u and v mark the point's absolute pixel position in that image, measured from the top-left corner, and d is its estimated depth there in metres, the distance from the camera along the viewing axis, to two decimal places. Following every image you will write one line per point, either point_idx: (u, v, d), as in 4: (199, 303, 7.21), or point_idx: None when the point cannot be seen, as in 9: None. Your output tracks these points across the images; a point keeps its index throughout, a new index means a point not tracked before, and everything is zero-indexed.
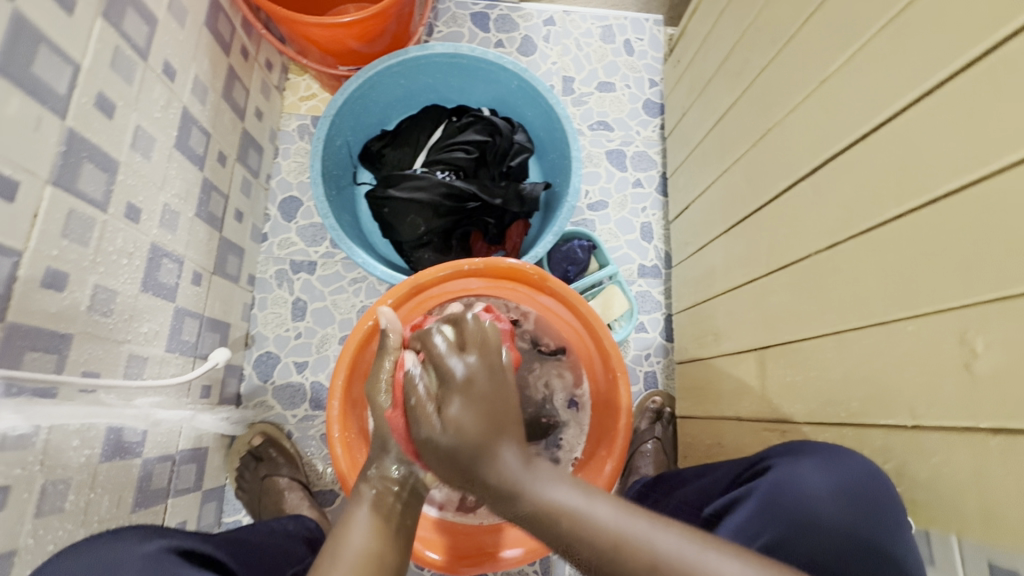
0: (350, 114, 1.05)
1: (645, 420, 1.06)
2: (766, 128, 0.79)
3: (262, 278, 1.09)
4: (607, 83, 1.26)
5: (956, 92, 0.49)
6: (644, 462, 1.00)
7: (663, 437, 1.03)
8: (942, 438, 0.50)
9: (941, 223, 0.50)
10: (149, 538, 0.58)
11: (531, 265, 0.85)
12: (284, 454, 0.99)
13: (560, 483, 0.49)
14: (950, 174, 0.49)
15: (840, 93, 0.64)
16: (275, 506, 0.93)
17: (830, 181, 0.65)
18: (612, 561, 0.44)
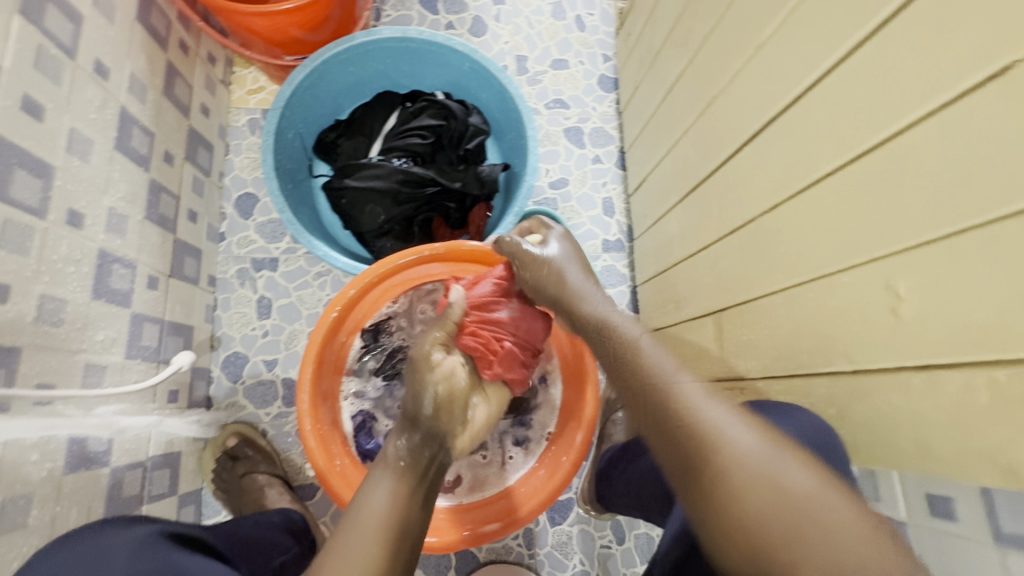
0: (299, 105, 1.02)
1: None
2: (712, 97, 0.81)
3: (223, 279, 1.07)
4: (560, 60, 1.26)
5: (875, 51, 0.51)
6: (616, 429, 1.02)
7: None
8: (876, 381, 0.53)
9: (868, 177, 0.52)
10: (135, 524, 0.59)
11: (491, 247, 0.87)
12: (261, 453, 0.99)
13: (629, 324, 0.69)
14: (874, 129, 0.51)
15: (775, 60, 0.66)
16: (257, 502, 0.92)
17: (771, 144, 0.67)
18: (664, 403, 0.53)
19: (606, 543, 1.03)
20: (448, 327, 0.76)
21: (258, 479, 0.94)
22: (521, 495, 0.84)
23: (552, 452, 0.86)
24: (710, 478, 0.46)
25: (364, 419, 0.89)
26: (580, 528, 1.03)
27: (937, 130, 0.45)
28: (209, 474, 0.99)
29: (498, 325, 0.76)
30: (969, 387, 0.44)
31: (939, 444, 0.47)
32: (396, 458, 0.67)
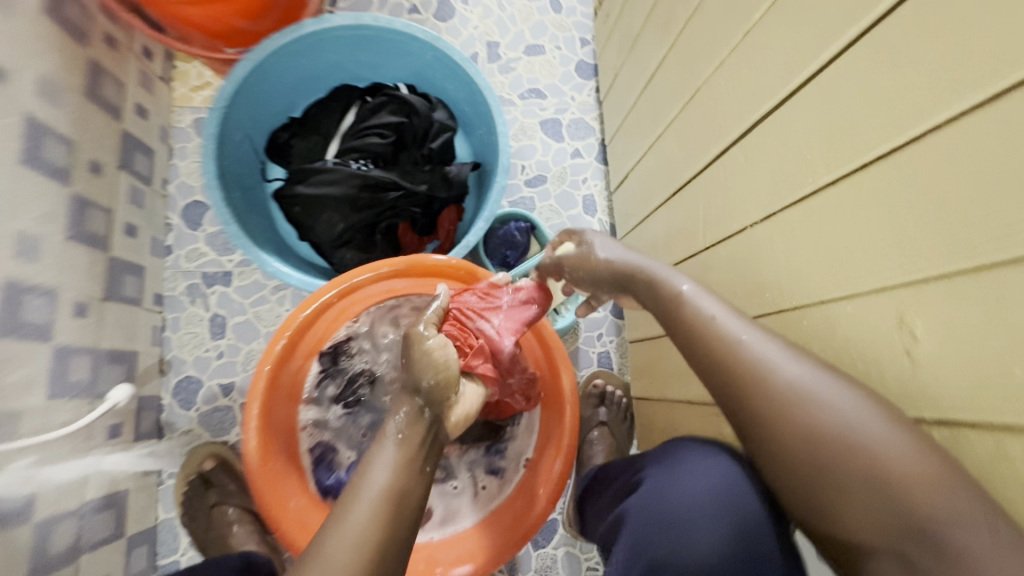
0: (245, 103, 0.92)
1: (589, 406, 1.02)
2: (696, 88, 0.73)
3: (172, 296, 0.99)
4: (535, 45, 1.16)
5: (886, 38, 0.43)
6: (595, 450, 0.95)
7: (608, 420, 1.00)
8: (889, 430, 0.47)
9: (879, 189, 0.44)
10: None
11: (457, 261, 0.81)
12: (238, 483, 0.93)
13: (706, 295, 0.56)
14: (884, 135, 0.43)
15: (765, 46, 0.57)
16: (220, 541, 0.87)
17: (764, 144, 0.58)
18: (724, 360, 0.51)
19: (592, 564, 0.97)
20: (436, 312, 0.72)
21: (228, 514, 0.89)
22: (500, 527, 0.77)
23: (528, 483, 0.79)
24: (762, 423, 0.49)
25: (325, 451, 0.81)
26: (564, 551, 0.97)
27: (964, 137, 0.37)
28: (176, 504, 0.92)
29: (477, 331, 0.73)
30: (1002, 451, 0.38)
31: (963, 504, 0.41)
32: (395, 430, 0.60)
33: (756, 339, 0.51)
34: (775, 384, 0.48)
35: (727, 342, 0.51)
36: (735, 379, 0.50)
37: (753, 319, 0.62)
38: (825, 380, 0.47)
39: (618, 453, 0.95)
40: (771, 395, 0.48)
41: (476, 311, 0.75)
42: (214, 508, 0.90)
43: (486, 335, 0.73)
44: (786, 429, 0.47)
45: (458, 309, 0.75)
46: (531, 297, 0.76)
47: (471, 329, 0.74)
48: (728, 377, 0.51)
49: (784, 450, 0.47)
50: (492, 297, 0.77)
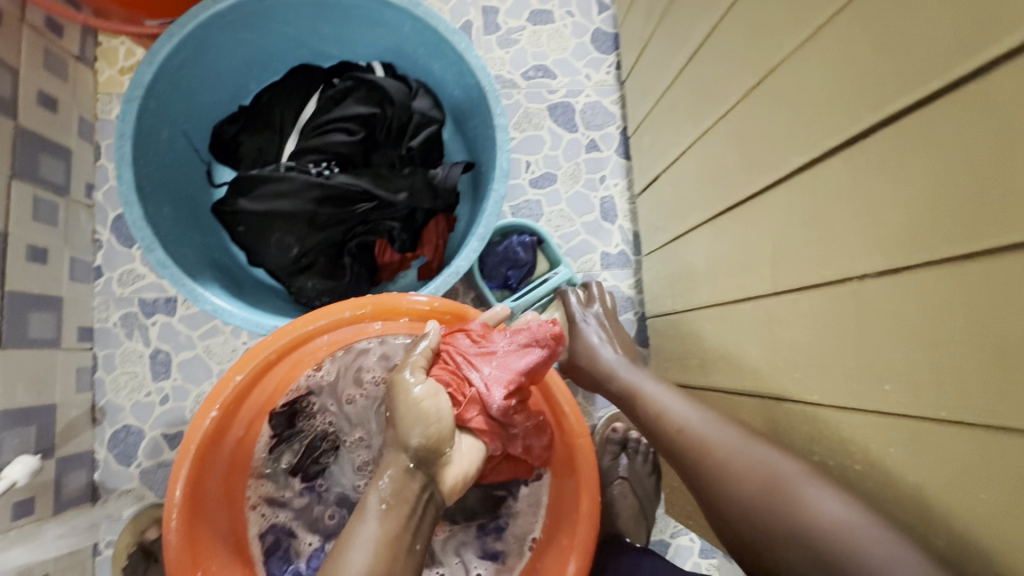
0: (173, 93, 0.73)
1: (608, 455, 0.84)
2: (762, 73, 0.52)
3: (103, 329, 0.82)
4: (542, 11, 0.94)
5: None
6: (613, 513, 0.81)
7: (630, 475, 0.84)
8: None
9: None
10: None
11: (441, 303, 0.64)
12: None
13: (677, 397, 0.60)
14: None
15: (901, 8, 0.37)
16: None
17: (887, 162, 0.39)
18: (694, 452, 0.55)
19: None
20: (418, 361, 0.57)
21: None
22: None
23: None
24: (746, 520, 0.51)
25: (278, 536, 0.65)
26: None
27: None
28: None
29: (468, 384, 0.57)
30: None
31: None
32: (377, 502, 0.50)
33: (696, 422, 0.57)
34: (713, 450, 0.54)
35: (692, 436, 0.56)
36: (678, 452, 0.57)
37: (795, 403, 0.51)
38: (759, 448, 0.52)
39: (642, 518, 0.80)
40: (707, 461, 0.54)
41: (468, 355, 0.58)
42: None
43: (478, 392, 0.56)
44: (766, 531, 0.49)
45: (448, 352, 0.59)
46: (535, 339, 0.57)
47: (461, 382, 0.57)
48: (679, 455, 0.57)
49: (733, 509, 0.52)
50: (489, 340, 0.60)
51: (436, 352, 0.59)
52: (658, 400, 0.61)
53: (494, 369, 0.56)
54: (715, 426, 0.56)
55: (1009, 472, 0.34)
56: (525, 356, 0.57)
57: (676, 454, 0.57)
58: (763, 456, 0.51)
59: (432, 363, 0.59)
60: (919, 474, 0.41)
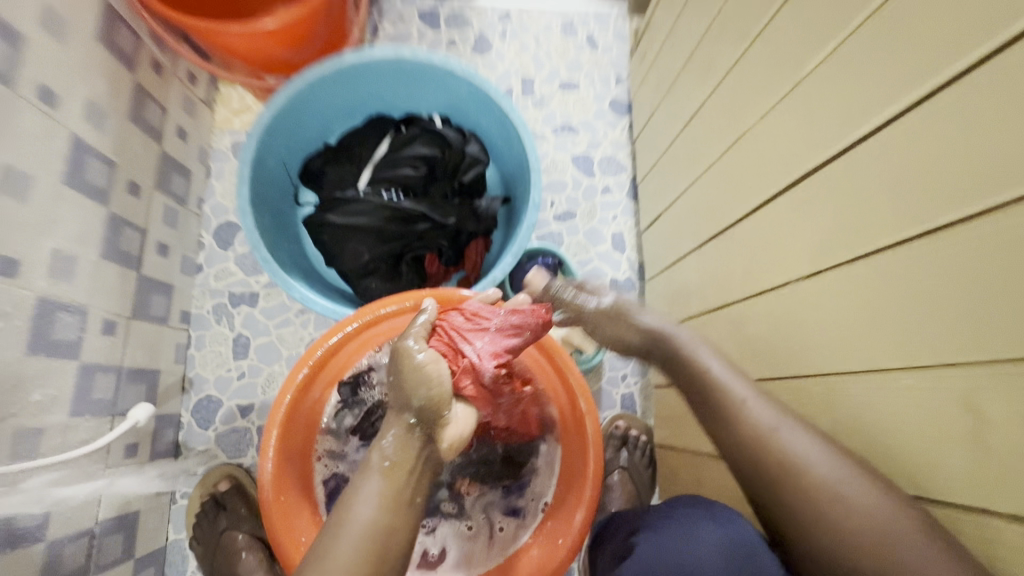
0: (281, 131, 0.94)
1: (610, 448, 0.98)
2: (738, 135, 0.72)
3: (198, 314, 0.99)
4: (570, 82, 1.16)
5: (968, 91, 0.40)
6: (612, 497, 0.93)
7: (628, 466, 0.97)
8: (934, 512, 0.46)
9: (948, 258, 0.41)
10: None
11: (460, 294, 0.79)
12: (250, 507, 0.92)
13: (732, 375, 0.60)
14: (956, 199, 0.40)
15: (821, 97, 0.55)
16: (229, 567, 0.86)
17: (809, 199, 0.57)
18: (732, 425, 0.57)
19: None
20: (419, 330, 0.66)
21: (237, 540, 0.88)
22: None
23: (547, 528, 0.76)
24: (778, 497, 0.52)
25: (337, 484, 0.80)
26: None
27: None
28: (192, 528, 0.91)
29: (461, 354, 0.66)
30: None
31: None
32: (380, 460, 0.59)
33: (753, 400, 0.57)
34: (752, 428, 0.55)
35: (734, 403, 0.58)
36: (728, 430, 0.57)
37: (756, 380, 0.66)
38: (796, 431, 0.53)
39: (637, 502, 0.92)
40: (747, 433, 0.55)
41: (462, 330, 0.68)
42: (223, 533, 0.89)
43: (471, 360, 0.65)
44: (797, 511, 0.51)
45: (444, 326, 0.68)
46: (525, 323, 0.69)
47: (455, 351, 0.67)
48: (720, 427, 0.58)
49: (768, 475, 0.53)
50: (479, 319, 0.70)
51: (433, 326, 0.68)
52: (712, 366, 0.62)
53: (484, 344, 0.67)
54: (763, 408, 0.56)
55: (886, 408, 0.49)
56: (513, 334, 0.69)
57: (718, 428, 0.58)
58: (799, 439, 0.52)
59: (430, 335, 0.67)
60: (833, 425, 0.55)
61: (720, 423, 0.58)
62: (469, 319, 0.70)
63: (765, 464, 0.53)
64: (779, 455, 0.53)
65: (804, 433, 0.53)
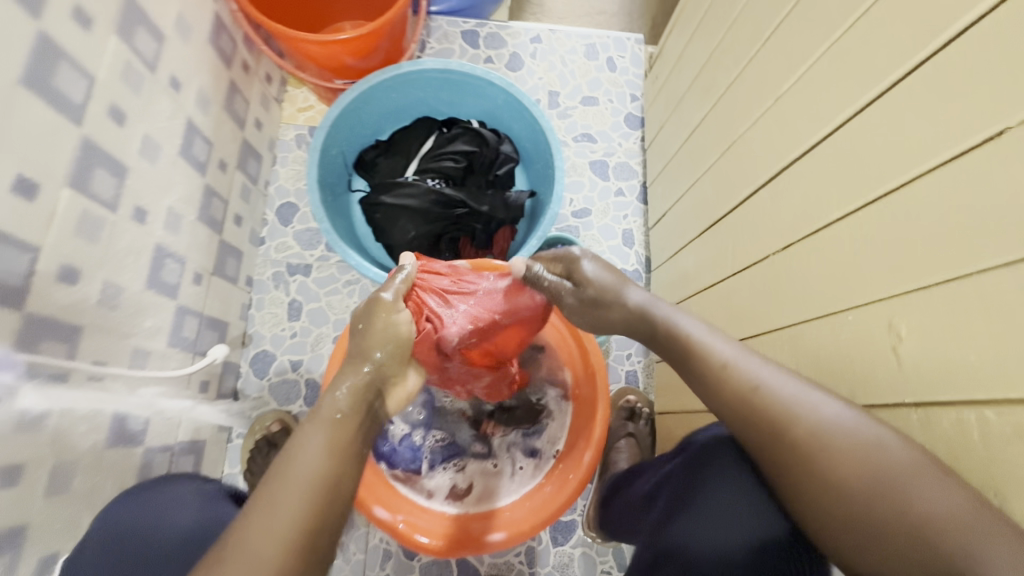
0: (345, 126, 1.10)
1: (618, 417, 1.10)
2: (731, 140, 0.88)
3: (259, 280, 1.14)
4: (590, 97, 1.33)
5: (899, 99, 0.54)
6: (620, 457, 1.04)
7: (637, 433, 1.08)
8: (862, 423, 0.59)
9: (882, 222, 0.55)
10: (202, 479, 0.76)
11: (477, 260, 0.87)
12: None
13: (720, 340, 0.61)
14: (887, 176, 0.54)
15: (799, 107, 0.70)
16: None
17: (787, 188, 0.71)
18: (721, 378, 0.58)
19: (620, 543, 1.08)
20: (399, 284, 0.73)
21: None
22: (525, 509, 0.86)
23: (559, 469, 0.89)
24: (776, 442, 0.53)
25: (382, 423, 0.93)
26: (581, 551, 1.07)
27: (939, 184, 0.49)
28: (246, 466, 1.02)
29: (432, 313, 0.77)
30: (961, 424, 0.47)
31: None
32: (330, 411, 0.56)
33: (738, 356, 0.59)
34: (747, 381, 0.56)
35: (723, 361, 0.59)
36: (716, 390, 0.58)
37: (739, 339, 0.80)
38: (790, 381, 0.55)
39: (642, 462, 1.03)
40: (738, 384, 0.57)
41: (439, 294, 0.79)
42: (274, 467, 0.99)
43: (439, 320, 0.77)
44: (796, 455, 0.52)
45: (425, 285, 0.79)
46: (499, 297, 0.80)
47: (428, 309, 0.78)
48: (710, 384, 0.59)
49: (764, 425, 0.54)
50: (460, 285, 0.81)
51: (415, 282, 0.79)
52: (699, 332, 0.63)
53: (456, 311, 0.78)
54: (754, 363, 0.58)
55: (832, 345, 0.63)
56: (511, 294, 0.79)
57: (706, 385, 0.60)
58: (791, 386, 0.55)
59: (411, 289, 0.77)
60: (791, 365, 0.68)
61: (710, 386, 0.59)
62: (452, 284, 0.82)
63: (764, 414, 0.54)
64: (771, 402, 0.54)
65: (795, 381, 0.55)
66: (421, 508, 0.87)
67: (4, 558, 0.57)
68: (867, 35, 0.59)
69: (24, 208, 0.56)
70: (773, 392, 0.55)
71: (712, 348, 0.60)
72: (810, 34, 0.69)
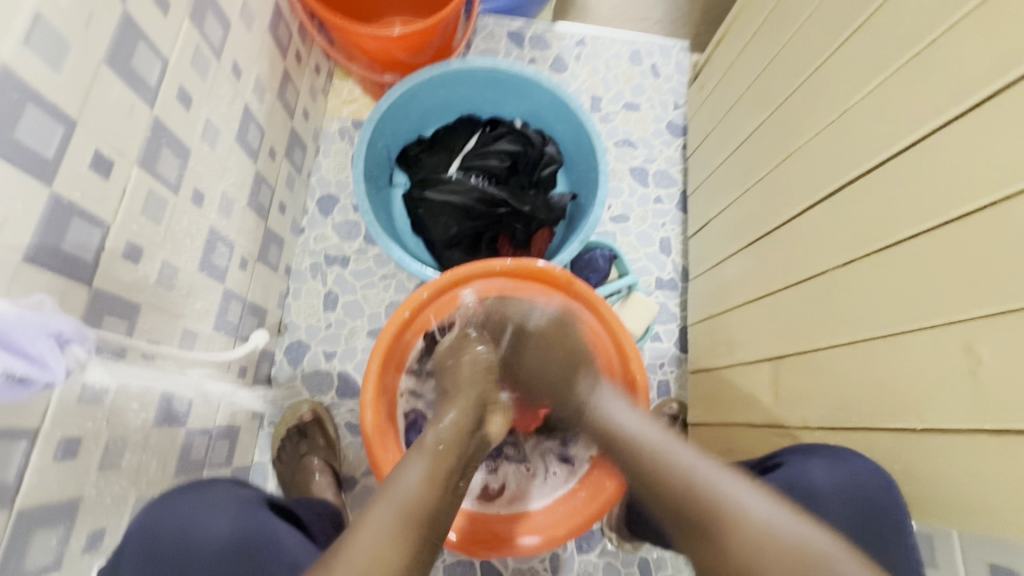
0: (391, 120, 1.10)
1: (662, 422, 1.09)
2: (786, 154, 0.87)
3: (298, 269, 1.15)
4: (633, 103, 1.32)
5: (987, 115, 0.53)
6: None
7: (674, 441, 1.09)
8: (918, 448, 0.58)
9: (965, 241, 0.53)
10: (235, 485, 0.71)
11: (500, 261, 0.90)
12: (326, 440, 1.03)
13: (652, 430, 0.70)
14: (969, 195, 0.53)
15: (868, 121, 0.69)
16: (303, 486, 0.95)
17: (849, 205, 0.71)
18: (660, 475, 0.64)
19: (645, 556, 1.07)
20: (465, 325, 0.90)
21: (312, 463, 0.98)
22: (560, 513, 0.85)
23: (593, 476, 0.87)
24: (719, 524, 0.57)
25: (416, 418, 0.93)
26: (605, 561, 1.06)
27: None
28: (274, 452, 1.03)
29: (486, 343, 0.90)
30: None
31: (978, 501, 0.51)
32: (435, 442, 0.64)
33: (668, 445, 0.66)
34: (688, 475, 0.62)
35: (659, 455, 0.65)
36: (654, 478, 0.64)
37: (788, 355, 0.79)
38: (734, 480, 0.60)
39: None
40: (681, 478, 0.62)
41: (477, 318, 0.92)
42: (303, 456, 1.00)
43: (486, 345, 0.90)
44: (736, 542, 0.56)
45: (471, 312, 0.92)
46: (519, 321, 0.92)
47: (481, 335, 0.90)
48: (658, 482, 0.63)
49: (705, 508, 0.59)
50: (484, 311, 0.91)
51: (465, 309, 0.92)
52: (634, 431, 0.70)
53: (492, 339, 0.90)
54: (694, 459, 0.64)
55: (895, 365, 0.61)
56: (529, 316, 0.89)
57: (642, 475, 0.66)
58: (732, 482, 0.60)
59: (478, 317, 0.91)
60: (842, 383, 0.67)
61: (649, 468, 0.65)
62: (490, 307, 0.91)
63: (709, 505, 0.59)
64: (715, 498, 0.59)
65: (761, 495, 0.58)
66: None
67: (59, 530, 0.57)
68: (955, 51, 0.58)
69: (98, 184, 0.57)
70: (743, 513, 0.56)
71: (641, 435, 0.69)
72: (888, 47, 0.67)
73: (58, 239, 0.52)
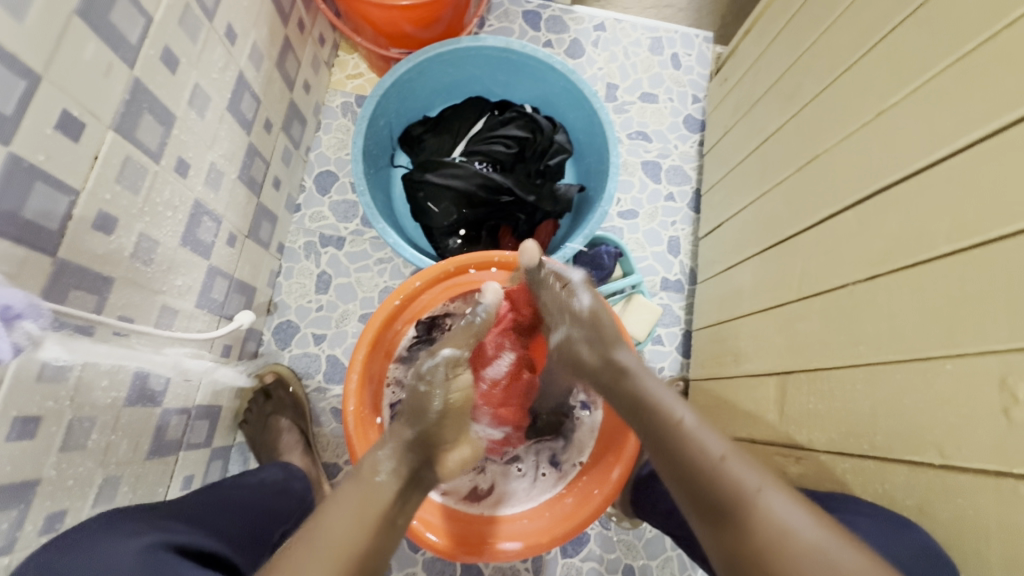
0: (396, 97, 1.05)
1: None
2: (811, 156, 0.81)
3: (291, 248, 1.11)
4: (650, 94, 1.26)
5: None
6: None
7: None
8: (935, 482, 0.54)
9: (1012, 263, 0.49)
10: (130, 534, 0.55)
11: (506, 250, 0.86)
12: (293, 398, 1.01)
13: (712, 434, 0.59)
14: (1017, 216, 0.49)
15: (902, 129, 0.65)
16: (272, 445, 0.94)
17: (877, 216, 0.66)
18: (709, 477, 0.56)
19: (630, 563, 1.04)
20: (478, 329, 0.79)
21: (279, 422, 0.96)
22: (547, 519, 0.82)
23: (584, 482, 0.84)
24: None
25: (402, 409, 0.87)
26: (589, 566, 1.03)
27: None
28: (240, 416, 1.00)
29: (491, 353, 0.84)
30: None
31: (1003, 551, 0.47)
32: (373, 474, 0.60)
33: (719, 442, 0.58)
34: (733, 480, 0.54)
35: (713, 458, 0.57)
36: (694, 464, 0.57)
37: (802, 372, 0.75)
38: (778, 497, 0.52)
39: None
40: (732, 488, 0.54)
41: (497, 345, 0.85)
42: (270, 417, 0.98)
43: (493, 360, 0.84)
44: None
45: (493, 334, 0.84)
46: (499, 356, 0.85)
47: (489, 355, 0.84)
48: (714, 491, 0.55)
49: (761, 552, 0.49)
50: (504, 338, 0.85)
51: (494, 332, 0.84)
52: (693, 429, 0.60)
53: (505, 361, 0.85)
54: (753, 478, 0.54)
55: (915, 395, 0.57)
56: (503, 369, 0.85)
57: (687, 483, 0.57)
58: (789, 508, 0.51)
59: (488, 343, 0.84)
60: (861, 407, 0.64)
61: (708, 470, 0.56)
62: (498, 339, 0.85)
63: (749, 511, 0.52)
64: (765, 516, 0.51)
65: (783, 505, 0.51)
66: (434, 504, 0.81)
67: (12, 513, 0.54)
68: (1010, 54, 0.52)
69: (66, 148, 0.53)
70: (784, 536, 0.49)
71: (703, 439, 0.59)
72: (937, 47, 0.62)
73: (18, 205, 0.49)
